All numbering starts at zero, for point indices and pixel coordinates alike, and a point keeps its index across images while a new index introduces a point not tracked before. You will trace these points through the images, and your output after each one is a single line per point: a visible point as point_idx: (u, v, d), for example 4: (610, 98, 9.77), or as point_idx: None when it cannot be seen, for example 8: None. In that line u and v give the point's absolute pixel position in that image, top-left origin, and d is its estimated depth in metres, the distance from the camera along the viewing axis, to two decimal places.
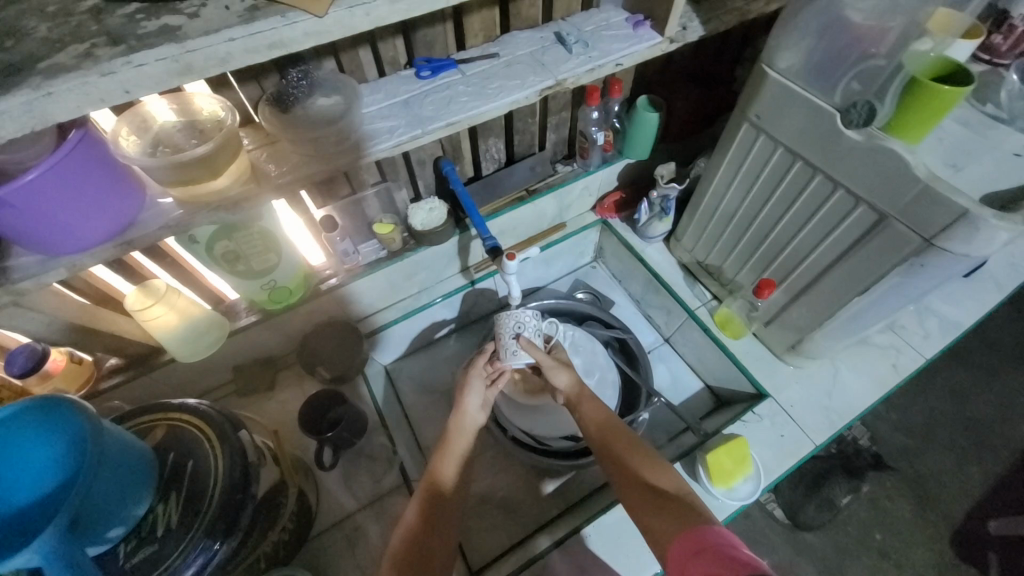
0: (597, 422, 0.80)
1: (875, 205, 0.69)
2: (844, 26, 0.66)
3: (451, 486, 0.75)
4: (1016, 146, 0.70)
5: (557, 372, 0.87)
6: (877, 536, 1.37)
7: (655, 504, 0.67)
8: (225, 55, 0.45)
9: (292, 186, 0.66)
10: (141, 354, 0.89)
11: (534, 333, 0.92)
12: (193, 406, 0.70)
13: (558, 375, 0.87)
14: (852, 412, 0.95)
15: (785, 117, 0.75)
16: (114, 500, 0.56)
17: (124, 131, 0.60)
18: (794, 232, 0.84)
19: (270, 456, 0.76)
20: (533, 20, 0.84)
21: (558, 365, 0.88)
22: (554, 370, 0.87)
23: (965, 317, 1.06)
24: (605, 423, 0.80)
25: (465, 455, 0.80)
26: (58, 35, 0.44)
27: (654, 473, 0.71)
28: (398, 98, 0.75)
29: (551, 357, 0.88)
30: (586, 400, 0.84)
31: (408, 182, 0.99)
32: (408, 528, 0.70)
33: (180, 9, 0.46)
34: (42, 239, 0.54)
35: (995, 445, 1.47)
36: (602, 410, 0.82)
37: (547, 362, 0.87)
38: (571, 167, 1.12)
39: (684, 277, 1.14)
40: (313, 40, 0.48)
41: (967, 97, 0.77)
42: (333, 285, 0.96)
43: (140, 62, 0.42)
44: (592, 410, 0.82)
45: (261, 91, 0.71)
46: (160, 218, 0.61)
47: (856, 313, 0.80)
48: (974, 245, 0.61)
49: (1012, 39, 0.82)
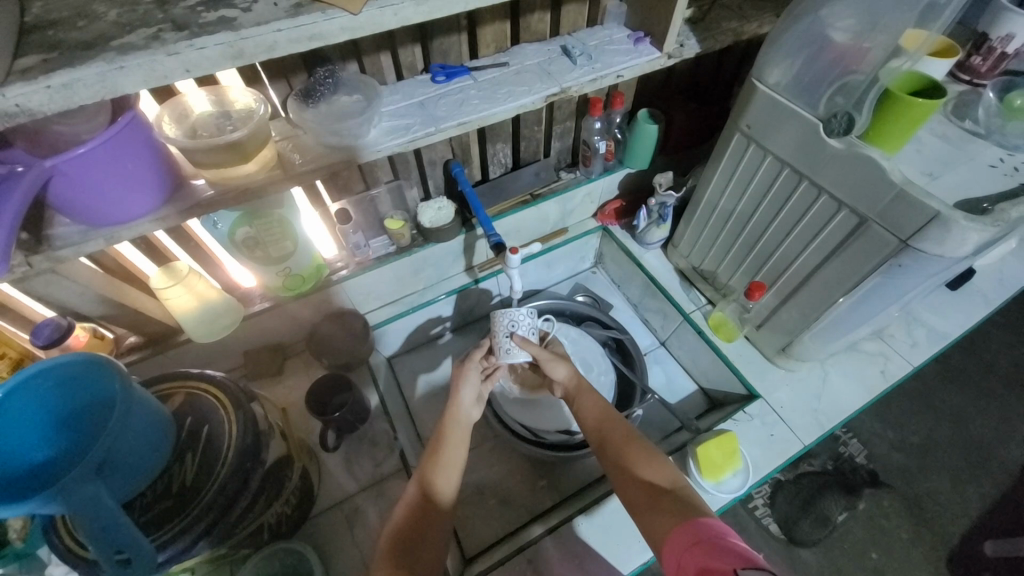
0: (594, 413, 0.83)
1: (856, 209, 0.73)
2: (828, 43, 0.71)
3: (450, 467, 0.78)
4: (991, 158, 0.75)
5: (557, 360, 0.92)
6: (873, 555, 1.37)
7: (651, 497, 0.68)
8: (273, 43, 0.51)
9: (312, 174, 0.71)
10: (158, 333, 0.93)
11: (532, 330, 0.96)
12: (211, 375, 0.74)
13: (557, 366, 0.92)
14: (841, 414, 0.98)
15: (773, 127, 0.81)
16: (137, 455, 0.60)
17: (166, 118, 0.65)
18: (783, 236, 0.88)
19: (279, 431, 0.79)
20: (541, 34, 0.91)
21: (556, 356, 0.94)
22: (552, 363, 0.92)
23: (953, 327, 1.09)
24: (601, 416, 0.83)
25: (463, 439, 0.81)
26: (127, 20, 0.50)
27: (650, 467, 0.73)
28: (415, 99, 0.81)
29: (547, 351, 0.93)
30: (584, 393, 0.87)
31: (418, 182, 1.05)
32: (409, 504, 0.73)
33: (235, 4, 0.51)
34: (88, 211, 0.59)
35: (993, 467, 1.47)
36: (597, 403, 0.84)
37: (544, 355, 0.92)
38: (574, 174, 1.18)
39: (680, 282, 1.18)
40: (348, 34, 0.54)
41: (945, 114, 0.83)
42: (343, 276, 1.01)
43: (201, 45, 0.48)
44: (590, 403, 0.85)
45: (289, 89, 0.78)
46: (191, 198, 0.66)
47: (842, 315, 0.84)
48: (945, 246, 0.65)
49: (990, 61, 0.86)
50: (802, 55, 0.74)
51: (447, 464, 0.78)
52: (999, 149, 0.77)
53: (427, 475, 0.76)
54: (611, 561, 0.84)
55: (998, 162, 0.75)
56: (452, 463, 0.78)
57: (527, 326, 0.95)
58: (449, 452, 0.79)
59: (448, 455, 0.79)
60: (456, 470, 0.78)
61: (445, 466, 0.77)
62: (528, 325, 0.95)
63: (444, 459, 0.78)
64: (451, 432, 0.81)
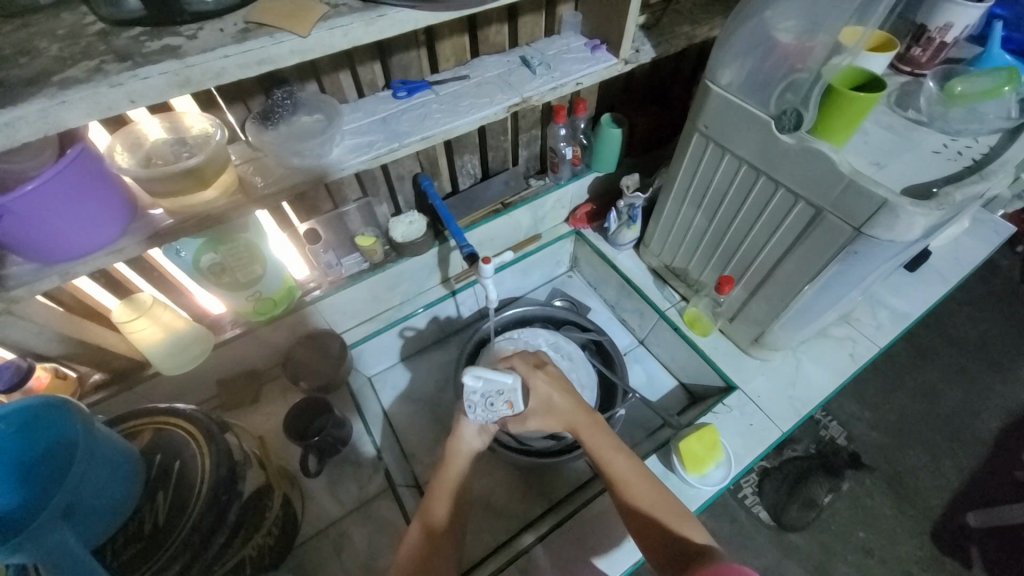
0: (620, 465, 0.75)
1: (812, 201, 0.76)
2: (773, 44, 0.74)
3: (444, 500, 0.78)
4: (933, 145, 0.79)
5: (543, 419, 0.81)
6: (860, 533, 1.41)
7: (678, 559, 0.65)
8: (221, 70, 0.50)
9: (277, 197, 0.70)
10: (125, 369, 0.90)
11: (499, 403, 0.77)
12: (180, 409, 0.72)
13: (550, 425, 0.82)
14: (816, 399, 1.01)
15: (728, 126, 0.84)
16: (104, 498, 0.57)
17: (118, 148, 0.64)
18: (747, 229, 0.91)
19: (256, 461, 0.77)
20: (500, 46, 0.92)
21: (543, 409, 0.81)
22: (543, 424, 0.82)
23: (914, 307, 1.14)
24: (626, 468, 0.76)
25: (459, 479, 0.80)
26: (69, 54, 0.49)
27: (686, 527, 0.70)
28: (377, 116, 0.81)
29: (531, 416, 0.81)
30: (598, 444, 0.78)
31: (388, 198, 1.05)
32: (413, 544, 0.73)
33: (180, 32, 0.51)
34: (38, 248, 0.57)
35: (965, 439, 1.54)
36: (619, 453, 0.77)
37: (527, 423, 0.81)
38: (543, 181, 1.19)
39: (654, 280, 1.21)
40: (298, 57, 0.54)
41: (889, 105, 0.87)
42: (316, 296, 0.99)
43: (145, 75, 0.47)
44: (610, 453, 0.77)
45: (248, 112, 0.77)
46: (149, 228, 0.64)
47: (808, 303, 0.87)
48: (895, 232, 0.68)
49: (929, 51, 0.90)
50: (751, 55, 0.77)
51: (441, 493, 0.79)
52: (942, 136, 0.81)
53: (426, 513, 0.77)
54: (604, 565, 0.84)
55: (941, 147, 0.79)
56: (454, 470, 0.81)
57: (494, 408, 0.78)
58: (443, 485, 0.79)
59: (440, 490, 0.79)
60: (456, 479, 0.80)
61: (437, 499, 0.78)
62: (493, 408, 0.78)
63: (437, 494, 0.78)
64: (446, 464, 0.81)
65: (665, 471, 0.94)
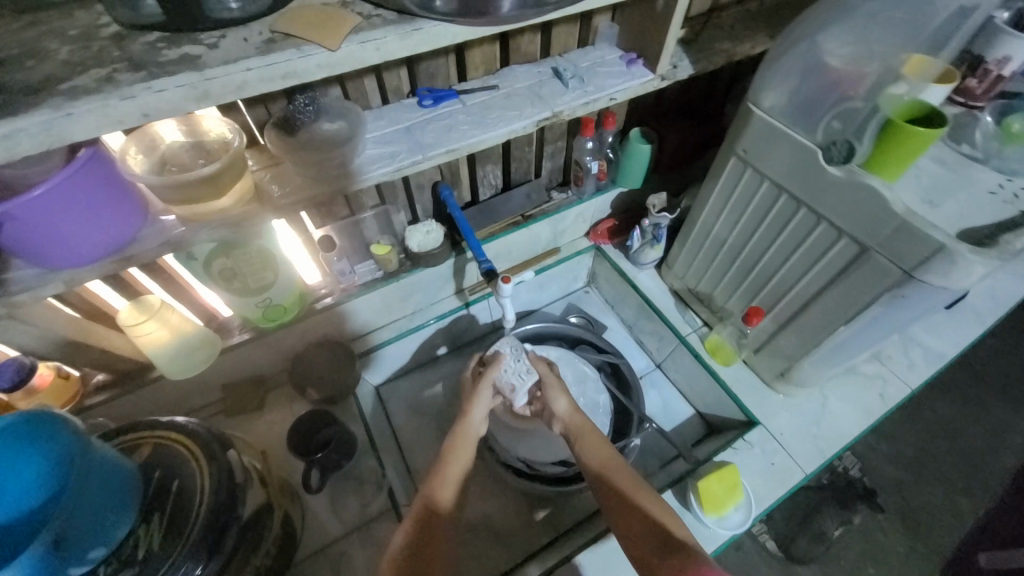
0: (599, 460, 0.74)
1: (857, 237, 0.71)
2: (823, 67, 0.70)
3: (450, 491, 0.72)
4: (989, 185, 0.74)
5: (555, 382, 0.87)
6: (870, 571, 1.35)
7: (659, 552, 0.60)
8: (242, 83, 0.47)
9: (292, 208, 0.67)
10: (130, 370, 0.88)
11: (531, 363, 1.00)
12: (182, 424, 0.70)
13: (558, 398, 0.85)
14: (842, 441, 0.96)
15: (771, 152, 0.78)
16: (97, 522, 0.54)
17: (133, 150, 0.61)
18: (782, 260, 0.86)
19: (257, 477, 0.75)
20: (532, 55, 0.88)
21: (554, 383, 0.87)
22: (555, 393, 0.86)
23: (950, 348, 1.08)
24: (605, 463, 0.74)
25: (464, 473, 0.75)
26: (80, 59, 0.46)
27: (674, 521, 0.64)
28: (400, 125, 0.78)
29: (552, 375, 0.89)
30: (585, 435, 0.78)
31: (407, 206, 1.01)
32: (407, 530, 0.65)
33: (201, 40, 0.48)
34: (43, 253, 0.54)
35: (987, 480, 1.47)
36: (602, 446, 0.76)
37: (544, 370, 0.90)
38: (566, 194, 1.15)
39: (675, 303, 1.16)
40: (325, 71, 0.50)
41: (942, 137, 0.81)
42: (328, 303, 0.96)
43: (160, 87, 0.44)
44: (594, 447, 0.76)
45: (268, 115, 0.74)
46: (160, 235, 0.61)
47: (841, 342, 0.83)
48: (952, 279, 0.63)
49: (986, 83, 0.82)
50: (800, 80, 0.72)
51: (446, 478, 0.73)
52: (998, 175, 0.76)
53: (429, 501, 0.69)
54: None
55: (998, 188, 0.74)
56: (462, 460, 0.76)
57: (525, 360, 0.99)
58: (449, 477, 0.73)
59: (447, 481, 0.73)
60: (463, 469, 0.75)
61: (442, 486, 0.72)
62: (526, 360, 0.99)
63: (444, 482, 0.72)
64: (456, 447, 0.77)
65: (679, 508, 0.90)
